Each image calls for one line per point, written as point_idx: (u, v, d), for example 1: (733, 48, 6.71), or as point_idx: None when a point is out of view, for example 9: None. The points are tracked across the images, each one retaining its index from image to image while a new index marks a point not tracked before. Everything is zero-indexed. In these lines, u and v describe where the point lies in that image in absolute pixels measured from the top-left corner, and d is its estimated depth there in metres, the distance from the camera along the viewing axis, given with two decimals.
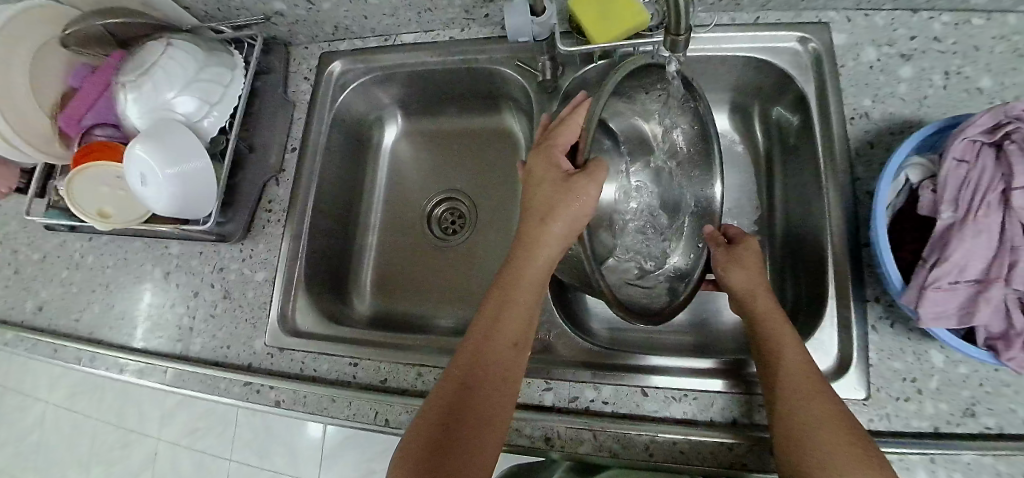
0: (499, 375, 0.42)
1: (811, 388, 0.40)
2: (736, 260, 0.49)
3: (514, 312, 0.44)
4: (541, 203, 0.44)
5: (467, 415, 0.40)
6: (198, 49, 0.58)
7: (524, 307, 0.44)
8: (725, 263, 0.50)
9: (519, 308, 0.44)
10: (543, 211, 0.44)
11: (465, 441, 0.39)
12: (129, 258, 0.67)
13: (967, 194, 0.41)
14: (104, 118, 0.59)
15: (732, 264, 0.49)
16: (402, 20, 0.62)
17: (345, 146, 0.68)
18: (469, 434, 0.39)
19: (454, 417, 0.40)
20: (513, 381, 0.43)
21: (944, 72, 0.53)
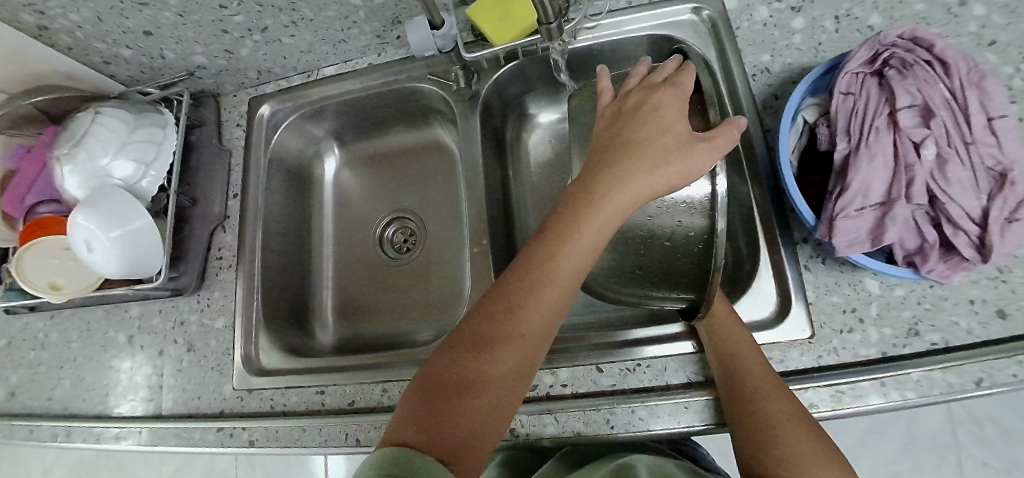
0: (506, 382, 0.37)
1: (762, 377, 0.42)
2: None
3: (546, 297, 0.39)
4: (597, 177, 0.42)
5: (478, 379, 0.36)
6: (127, 113, 0.60)
7: (560, 291, 0.40)
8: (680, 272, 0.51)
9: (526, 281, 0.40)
10: (624, 155, 0.42)
11: (470, 407, 0.35)
12: (92, 328, 0.68)
13: (857, 123, 0.43)
14: (47, 195, 0.60)
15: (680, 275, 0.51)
16: (320, 55, 0.65)
17: (288, 184, 0.70)
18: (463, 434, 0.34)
19: (444, 411, 0.35)
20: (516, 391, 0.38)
21: (835, 17, 0.56)
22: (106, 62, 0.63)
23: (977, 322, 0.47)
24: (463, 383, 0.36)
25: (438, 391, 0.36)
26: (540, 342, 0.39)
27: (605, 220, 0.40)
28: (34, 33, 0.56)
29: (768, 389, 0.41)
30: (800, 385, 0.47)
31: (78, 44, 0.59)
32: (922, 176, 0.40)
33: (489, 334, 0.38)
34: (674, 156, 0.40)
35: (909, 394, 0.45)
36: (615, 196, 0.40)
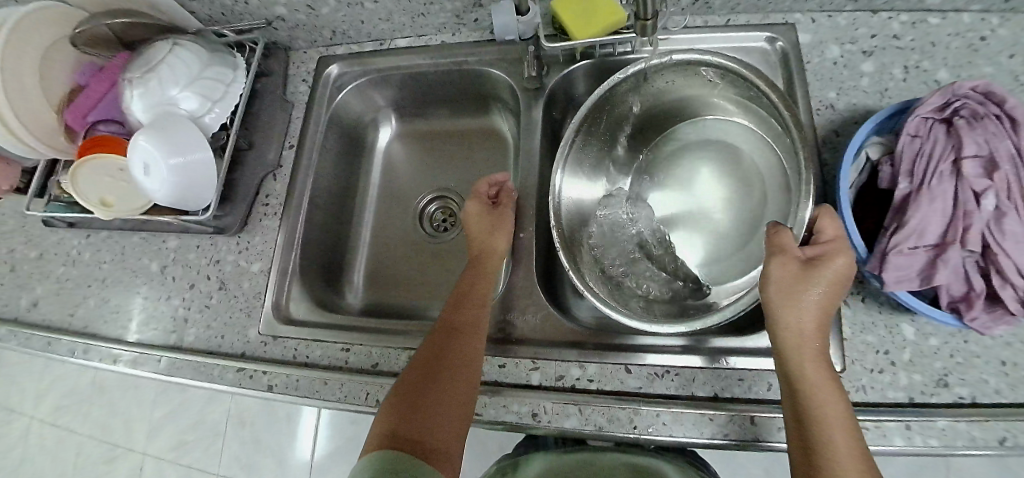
0: (455, 368, 0.47)
1: (840, 425, 0.37)
2: (792, 296, 0.39)
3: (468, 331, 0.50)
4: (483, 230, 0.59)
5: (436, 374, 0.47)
6: (203, 49, 0.62)
7: (472, 302, 0.53)
8: (785, 284, 0.40)
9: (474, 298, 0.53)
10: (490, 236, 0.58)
11: (432, 395, 0.45)
12: (126, 253, 0.69)
13: (921, 166, 0.43)
14: (108, 115, 0.62)
15: (784, 286, 0.40)
16: (396, 25, 0.67)
17: (341, 147, 0.71)
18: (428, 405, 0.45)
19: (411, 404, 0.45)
20: (469, 372, 0.48)
21: (903, 66, 0.56)
22: None
23: (1005, 383, 0.47)
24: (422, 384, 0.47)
25: (408, 397, 0.45)
26: (473, 331, 0.51)
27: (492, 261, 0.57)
28: None
29: (838, 438, 0.36)
30: None
31: None
32: (979, 224, 0.41)
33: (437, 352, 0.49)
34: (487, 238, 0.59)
35: (933, 442, 0.46)
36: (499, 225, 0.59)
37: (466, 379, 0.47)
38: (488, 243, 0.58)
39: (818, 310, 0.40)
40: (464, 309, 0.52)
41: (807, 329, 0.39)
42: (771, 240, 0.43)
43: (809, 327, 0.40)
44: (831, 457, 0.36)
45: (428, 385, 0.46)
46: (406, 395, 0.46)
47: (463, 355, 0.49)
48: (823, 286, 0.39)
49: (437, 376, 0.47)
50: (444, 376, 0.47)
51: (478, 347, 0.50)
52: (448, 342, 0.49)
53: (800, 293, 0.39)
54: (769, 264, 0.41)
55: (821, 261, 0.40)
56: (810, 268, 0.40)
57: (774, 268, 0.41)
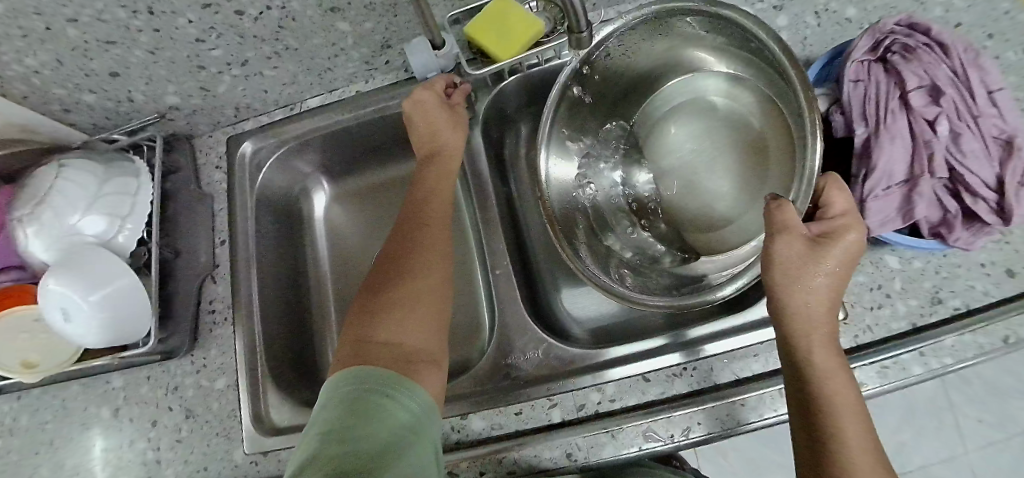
0: (409, 305, 0.43)
1: (853, 415, 0.35)
2: (800, 277, 0.36)
3: (422, 256, 0.47)
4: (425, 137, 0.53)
5: (384, 311, 0.43)
6: (96, 163, 0.56)
7: (435, 255, 0.47)
8: (794, 264, 0.37)
9: (428, 248, 0.47)
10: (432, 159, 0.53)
11: (385, 353, 0.40)
12: (69, 407, 0.61)
13: (872, 108, 0.44)
14: (3, 263, 0.54)
15: (794, 270, 0.37)
16: (303, 86, 0.62)
17: (278, 226, 0.66)
18: (380, 347, 0.40)
19: (366, 347, 0.41)
20: (430, 327, 0.44)
21: (815, 12, 0.57)
22: (66, 109, 0.57)
23: (991, 283, 0.48)
24: (372, 312, 0.43)
25: (358, 341, 0.42)
26: (439, 289, 0.46)
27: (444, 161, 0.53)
28: None
29: (851, 427, 0.35)
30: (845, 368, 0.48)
31: (34, 92, 0.53)
32: (940, 151, 0.41)
33: (395, 273, 0.46)
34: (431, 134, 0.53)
35: (947, 360, 0.47)
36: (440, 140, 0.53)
37: (428, 333, 0.43)
38: (424, 187, 0.51)
39: (828, 295, 0.37)
40: (411, 251, 0.47)
41: (820, 315, 0.37)
42: (776, 214, 0.38)
43: (822, 313, 0.37)
44: (847, 448, 0.34)
45: (385, 316, 0.43)
46: (363, 355, 0.40)
47: (426, 307, 0.44)
48: (840, 271, 0.36)
49: (398, 320, 0.42)
50: (398, 306, 0.43)
51: (430, 281, 0.46)
52: (397, 292, 0.44)
53: (812, 278, 0.36)
54: (774, 243, 0.37)
55: (832, 240, 0.37)
56: (819, 247, 0.37)
57: (782, 246, 0.37)
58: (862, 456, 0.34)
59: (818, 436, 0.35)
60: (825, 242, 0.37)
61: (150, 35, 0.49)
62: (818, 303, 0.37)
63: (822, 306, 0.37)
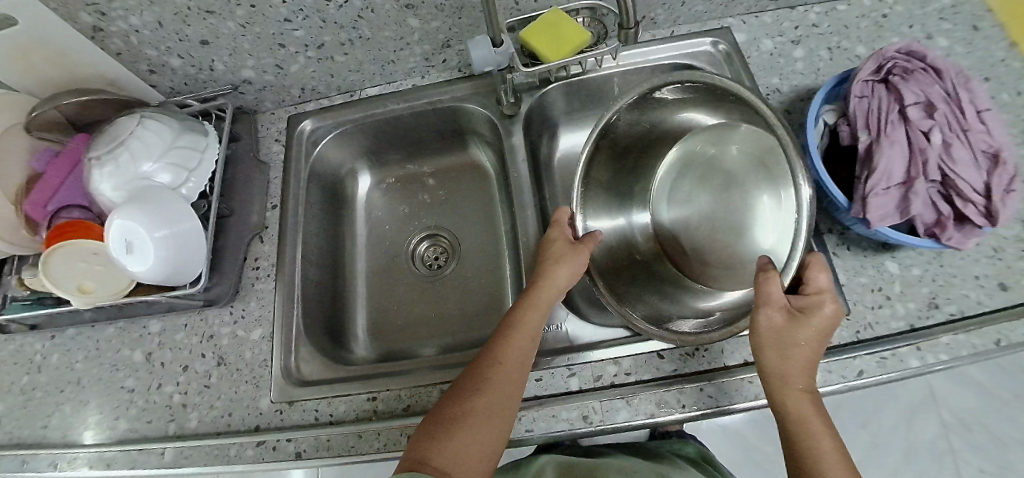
0: (496, 404, 0.46)
1: (823, 435, 0.42)
2: (777, 344, 0.43)
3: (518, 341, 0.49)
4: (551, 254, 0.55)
5: (467, 413, 0.45)
6: (173, 119, 0.61)
7: (528, 337, 0.50)
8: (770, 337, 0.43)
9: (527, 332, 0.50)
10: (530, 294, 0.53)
11: (457, 430, 0.44)
12: (102, 348, 0.63)
13: (875, 118, 0.49)
14: (71, 200, 0.58)
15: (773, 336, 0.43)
16: (367, 75, 0.69)
17: (325, 199, 0.71)
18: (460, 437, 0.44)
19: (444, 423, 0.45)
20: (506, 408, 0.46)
21: (828, 48, 0.64)
22: (152, 71, 0.63)
23: (984, 293, 0.52)
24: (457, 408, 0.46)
25: (442, 418, 0.46)
26: (520, 368, 0.48)
27: (553, 292, 0.53)
28: (88, 35, 0.56)
29: (820, 451, 0.41)
30: (843, 355, 0.51)
31: (129, 50, 0.60)
32: (934, 158, 0.46)
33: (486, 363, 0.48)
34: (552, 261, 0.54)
35: (942, 356, 0.50)
36: (557, 276, 0.53)
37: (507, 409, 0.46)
38: (548, 274, 0.53)
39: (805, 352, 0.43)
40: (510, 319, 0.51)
41: (792, 363, 0.43)
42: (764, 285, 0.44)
43: (796, 363, 0.43)
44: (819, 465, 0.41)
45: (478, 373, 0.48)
46: (448, 410, 0.46)
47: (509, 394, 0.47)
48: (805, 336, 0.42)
49: (483, 393, 0.46)
50: (481, 399, 0.46)
51: (524, 364, 0.49)
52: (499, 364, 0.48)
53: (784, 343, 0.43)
54: (757, 316, 0.44)
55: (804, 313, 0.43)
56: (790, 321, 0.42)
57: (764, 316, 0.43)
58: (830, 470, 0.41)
59: (795, 457, 0.43)
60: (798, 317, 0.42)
61: (245, 10, 0.56)
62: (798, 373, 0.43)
63: (795, 360, 0.43)
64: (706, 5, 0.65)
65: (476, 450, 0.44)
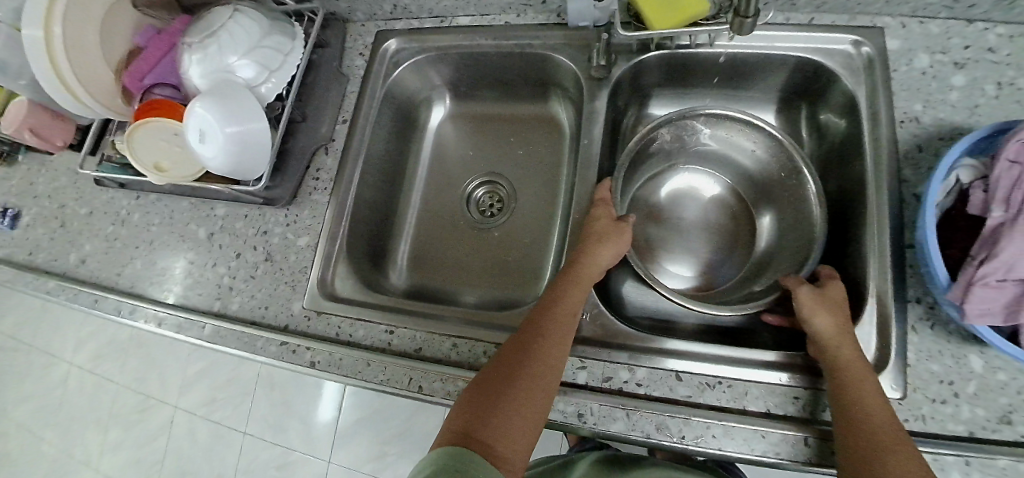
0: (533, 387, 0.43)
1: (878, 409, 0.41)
2: (821, 309, 0.47)
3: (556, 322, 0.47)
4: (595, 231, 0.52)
5: (505, 391, 0.43)
6: (263, 17, 0.61)
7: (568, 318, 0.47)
8: (813, 305, 0.48)
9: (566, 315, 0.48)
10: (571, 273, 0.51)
11: (495, 410, 0.42)
12: (174, 218, 0.69)
13: (1019, 195, 0.42)
14: (165, 79, 0.63)
15: (817, 307, 0.48)
16: (460, 2, 0.63)
17: (392, 126, 0.70)
18: (497, 418, 0.42)
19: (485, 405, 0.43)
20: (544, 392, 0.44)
21: (997, 83, 0.53)
22: None
23: None
24: (496, 386, 0.44)
25: (478, 397, 0.43)
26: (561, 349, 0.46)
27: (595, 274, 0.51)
28: None
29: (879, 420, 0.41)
30: None
31: None
32: None
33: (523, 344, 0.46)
34: (594, 242, 0.52)
35: None
36: (600, 259, 0.51)
37: (545, 389, 0.44)
38: (591, 253, 0.51)
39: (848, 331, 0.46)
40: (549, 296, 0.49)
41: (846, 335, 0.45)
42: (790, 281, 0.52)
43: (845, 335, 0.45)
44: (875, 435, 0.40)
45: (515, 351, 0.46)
46: (484, 386, 0.44)
47: (547, 376, 0.44)
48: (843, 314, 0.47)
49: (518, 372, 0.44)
50: (518, 381, 0.43)
51: (563, 346, 0.46)
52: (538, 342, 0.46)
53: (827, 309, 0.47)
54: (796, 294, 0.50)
55: (829, 291, 0.49)
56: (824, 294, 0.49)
57: (802, 294, 0.49)
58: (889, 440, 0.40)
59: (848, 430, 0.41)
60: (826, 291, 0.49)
61: None
62: (842, 348, 0.44)
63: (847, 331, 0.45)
64: None
65: (513, 433, 0.41)
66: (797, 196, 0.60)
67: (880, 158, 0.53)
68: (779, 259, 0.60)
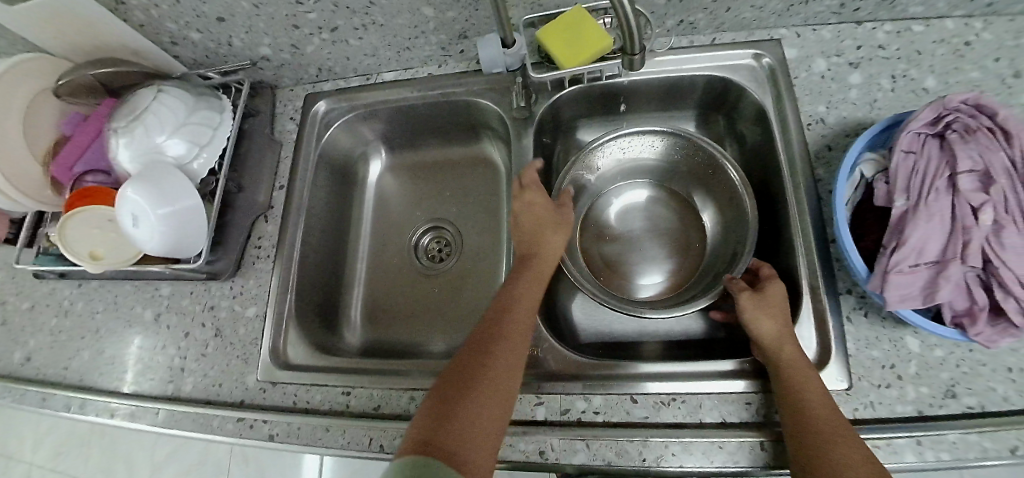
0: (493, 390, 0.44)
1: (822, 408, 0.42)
2: (765, 313, 0.47)
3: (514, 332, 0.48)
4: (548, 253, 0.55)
5: (465, 393, 0.43)
6: (188, 94, 0.62)
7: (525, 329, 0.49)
8: (757, 312, 0.48)
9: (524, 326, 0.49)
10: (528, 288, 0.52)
11: (455, 410, 0.42)
12: (119, 303, 0.68)
13: (916, 184, 0.45)
14: (94, 165, 0.62)
15: (760, 312, 0.48)
16: (382, 60, 0.66)
17: (332, 183, 0.71)
18: (458, 417, 0.41)
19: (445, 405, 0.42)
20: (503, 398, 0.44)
21: (891, 76, 0.57)
22: (175, 42, 0.64)
23: (1014, 389, 0.46)
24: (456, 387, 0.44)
25: (438, 398, 0.43)
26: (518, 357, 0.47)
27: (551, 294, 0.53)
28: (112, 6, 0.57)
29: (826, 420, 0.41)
30: None
31: (151, 22, 0.60)
32: (977, 240, 0.42)
33: (482, 348, 0.47)
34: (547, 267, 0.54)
35: (944, 456, 0.45)
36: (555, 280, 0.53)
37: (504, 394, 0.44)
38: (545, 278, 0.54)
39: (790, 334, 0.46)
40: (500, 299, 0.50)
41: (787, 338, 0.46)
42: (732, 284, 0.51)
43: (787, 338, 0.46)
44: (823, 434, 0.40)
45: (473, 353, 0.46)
46: (445, 388, 0.44)
47: (506, 382, 0.45)
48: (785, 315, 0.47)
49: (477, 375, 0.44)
50: (478, 382, 0.44)
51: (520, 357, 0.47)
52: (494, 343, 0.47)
53: (770, 313, 0.47)
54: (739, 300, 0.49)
55: (768, 291, 0.49)
56: (764, 296, 0.49)
57: (744, 299, 0.49)
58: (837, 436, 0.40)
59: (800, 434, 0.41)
60: (765, 292, 0.49)
61: None
62: (785, 346, 0.45)
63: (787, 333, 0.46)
64: (758, 13, 0.58)
65: (472, 435, 0.41)
66: (724, 191, 0.63)
67: (795, 161, 0.56)
68: (718, 253, 0.63)
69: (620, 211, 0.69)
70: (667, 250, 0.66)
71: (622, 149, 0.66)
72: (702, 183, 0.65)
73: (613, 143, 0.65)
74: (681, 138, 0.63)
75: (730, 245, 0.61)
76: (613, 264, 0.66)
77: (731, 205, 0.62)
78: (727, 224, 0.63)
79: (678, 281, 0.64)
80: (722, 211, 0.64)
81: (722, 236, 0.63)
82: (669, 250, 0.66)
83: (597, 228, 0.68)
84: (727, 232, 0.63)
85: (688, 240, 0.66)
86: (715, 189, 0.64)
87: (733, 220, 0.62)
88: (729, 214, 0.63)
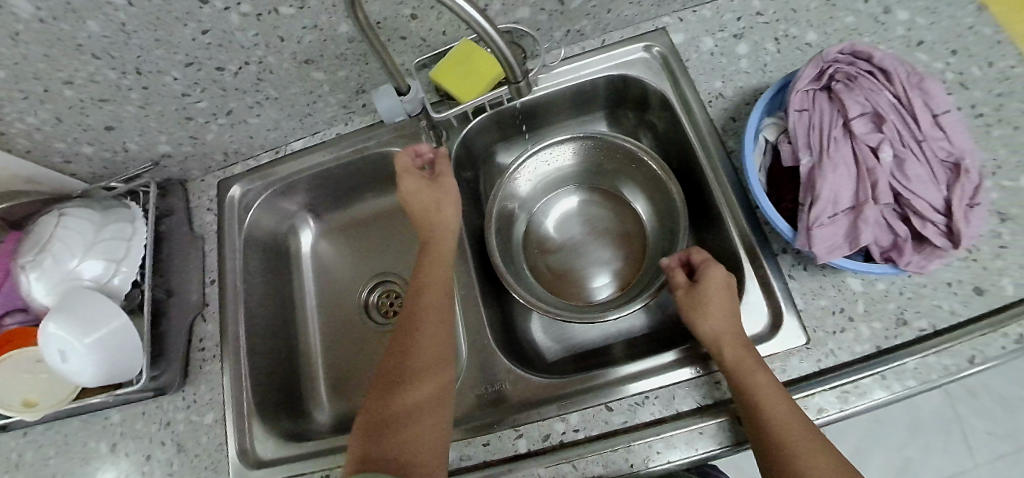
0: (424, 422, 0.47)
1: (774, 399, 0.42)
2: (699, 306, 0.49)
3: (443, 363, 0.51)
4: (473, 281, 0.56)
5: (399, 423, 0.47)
6: (93, 211, 0.59)
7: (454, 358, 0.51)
8: (692, 307, 0.49)
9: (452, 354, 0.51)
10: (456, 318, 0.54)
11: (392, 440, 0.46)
12: (69, 442, 0.63)
13: (816, 139, 0.47)
14: (11, 305, 0.56)
15: (695, 310, 0.49)
16: (287, 131, 0.65)
17: (266, 263, 0.69)
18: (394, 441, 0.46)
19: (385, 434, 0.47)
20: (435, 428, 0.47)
21: (774, 39, 0.59)
22: (66, 160, 0.61)
23: (958, 302, 0.48)
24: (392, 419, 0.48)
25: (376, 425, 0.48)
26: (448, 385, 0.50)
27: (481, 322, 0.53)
28: None
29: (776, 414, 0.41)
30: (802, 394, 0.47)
31: (36, 146, 0.57)
32: (883, 178, 0.44)
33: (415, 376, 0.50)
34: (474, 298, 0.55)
35: (911, 383, 0.46)
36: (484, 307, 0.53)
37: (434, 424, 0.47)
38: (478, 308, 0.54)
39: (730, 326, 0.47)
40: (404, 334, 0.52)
41: (727, 333, 0.46)
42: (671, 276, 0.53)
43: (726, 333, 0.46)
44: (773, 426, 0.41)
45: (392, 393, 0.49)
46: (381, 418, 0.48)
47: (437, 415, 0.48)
48: (723, 306, 0.48)
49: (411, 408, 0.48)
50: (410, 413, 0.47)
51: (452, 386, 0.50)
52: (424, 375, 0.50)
53: (704, 307, 0.48)
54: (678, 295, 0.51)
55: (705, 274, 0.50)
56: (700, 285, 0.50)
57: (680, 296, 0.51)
58: (788, 423, 0.41)
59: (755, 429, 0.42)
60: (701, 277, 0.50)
61: (137, 92, 0.53)
62: (725, 347, 0.46)
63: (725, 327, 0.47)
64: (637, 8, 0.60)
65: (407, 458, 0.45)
66: (648, 178, 0.64)
67: (705, 139, 0.57)
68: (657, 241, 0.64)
69: (558, 220, 0.69)
70: (609, 247, 0.67)
71: (546, 161, 0.67)
72: (626, 176, 0.67)
73: (536, 156, 0.66)
74: (599, 140, 0.64)
75: (666, 233, 0.63)
76: (563, 274, 0.66)
77: (659, 190, 0.63)
78: (659, 210, 0.64)
79: (626, 275, 0.65)
80: (652, 198, 0.65)
81: (657, 222, 0.65)
82: (611, 247, 0.67)
83: (541, 241, 0.68)
84: (662, 217, 0.64)
85: (626, 233, 0.67)
86: (641, 178, 0.65)
87: (663, 205, 0.63)
88: (659, 200, 0.64)
